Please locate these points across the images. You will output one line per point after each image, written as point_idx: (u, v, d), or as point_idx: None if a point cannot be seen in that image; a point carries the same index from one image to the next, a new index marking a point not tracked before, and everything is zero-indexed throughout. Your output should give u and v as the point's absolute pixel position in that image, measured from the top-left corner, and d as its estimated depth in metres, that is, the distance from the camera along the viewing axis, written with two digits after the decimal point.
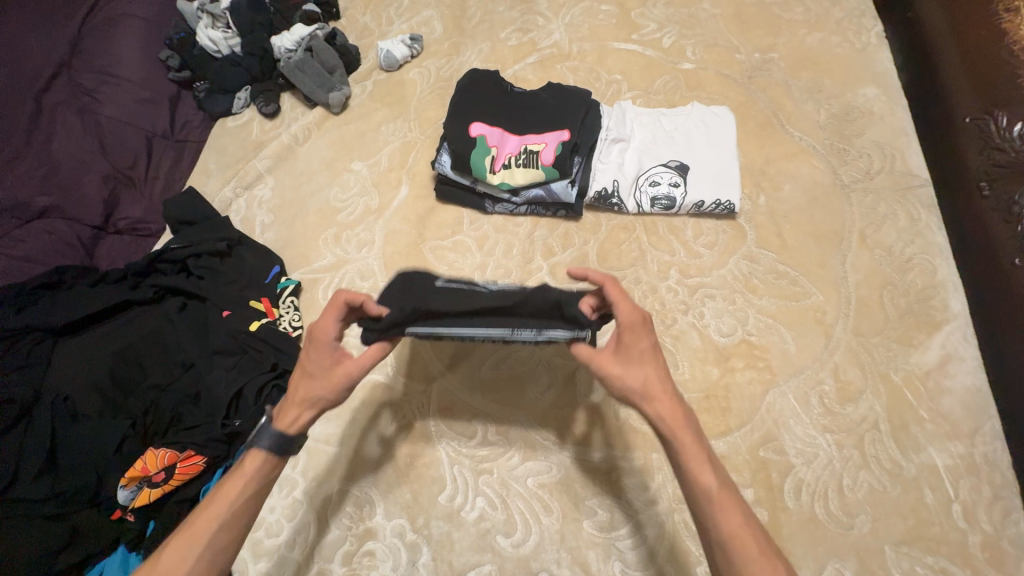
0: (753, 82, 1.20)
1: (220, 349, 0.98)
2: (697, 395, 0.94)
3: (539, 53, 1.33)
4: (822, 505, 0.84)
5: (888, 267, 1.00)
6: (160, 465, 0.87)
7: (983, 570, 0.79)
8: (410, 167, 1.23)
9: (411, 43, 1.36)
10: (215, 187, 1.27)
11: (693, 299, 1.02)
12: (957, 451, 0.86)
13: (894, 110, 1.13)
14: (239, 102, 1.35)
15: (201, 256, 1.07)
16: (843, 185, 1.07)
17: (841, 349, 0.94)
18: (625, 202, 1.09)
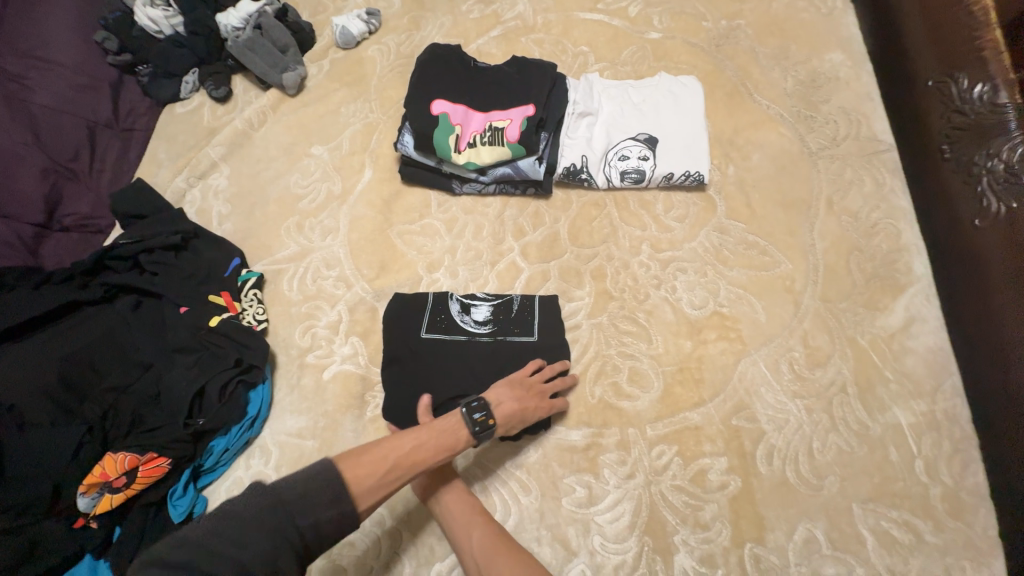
0: (720, 50, 1.18)
1: (179, 347, 0.93)
2: (671, 368, 0.95)
3: (503, 26, 1.28)
4: (793, 469, 0.86)
5: (854, 233, 1.00)
6: (121, 470, 0.84)
7: (944, 520, 0.82)
8: (373, 150, 1.18)
9: (368, 18, 1.29)
10: (166, 177, 1.21)
11: (665, 273, 1.02)
12: (920, 408, 0.88)
13: (859, 75, 1.13)
14: (186, 86, 1.27)
15: (153, 251, 1.02)
16: (810, 152, 1.07)
17: (810, 316, 0.95)
18: (595, 177, 1.07)
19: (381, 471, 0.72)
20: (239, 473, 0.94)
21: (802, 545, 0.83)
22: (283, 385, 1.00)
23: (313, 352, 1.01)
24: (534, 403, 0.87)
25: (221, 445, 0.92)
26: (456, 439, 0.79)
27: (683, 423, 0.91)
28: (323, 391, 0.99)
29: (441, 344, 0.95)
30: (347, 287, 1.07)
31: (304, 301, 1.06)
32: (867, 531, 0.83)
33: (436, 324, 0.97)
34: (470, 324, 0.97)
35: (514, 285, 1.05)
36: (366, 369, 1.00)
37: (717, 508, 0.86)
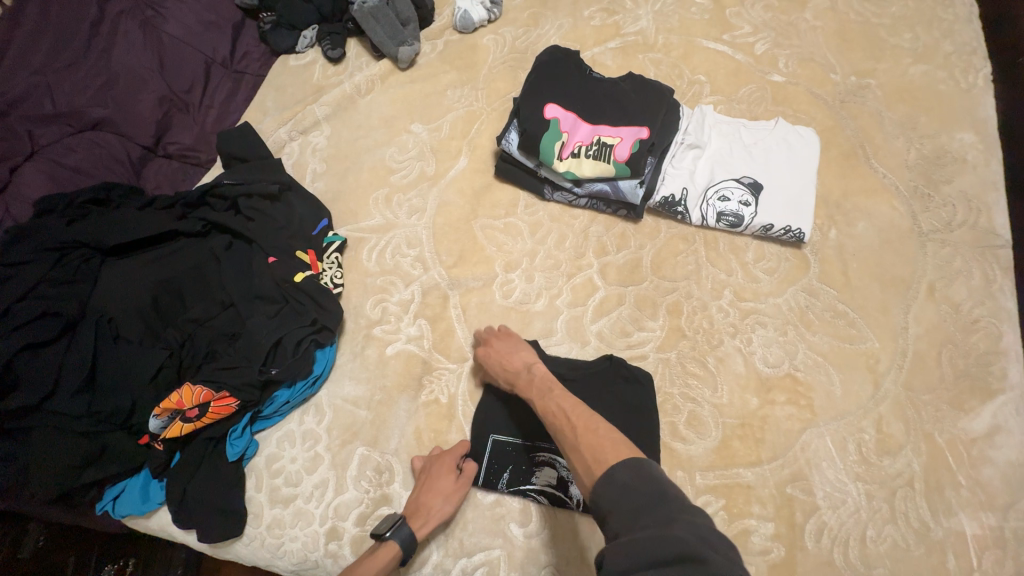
0: (844, 107, 1.14)
1: (262, 295, 0.96)
2: (732, 421, 0.93)
3: (622, 39, 1.27)
4: (841, 552, 0.84)
5: (951, 325, 0.96)
6: (195, 402, 0.86)
7: None
8: (472, 139, 1.19)
9: (491, 6, 1.29)
10: (270, 126, 1.24)
11: (743, 324, 1.00)
12: (988, 522, 0.84)
13: (989, 161, 1.07)
14: (304, 41, 1.29)
15: (252, 197, 1.05)
16: (919, 232, 1.02)
17: (888, 401, 0.91)
18: (690, 212, 1.05)
19: None
20: (292, 426, 0.97)
21: None
22: (347, 351, 1.02)
23: (381, 325, 1.03)
24: (438, 476, 0.88)
25: (284, 397, 0.94)
26: (378, 557, 0.81)
27: (735, 478, 0.89)
28: (385, 366, 1.00)
29: (542, 485, 0.90)
30: (424, 269, 1.08)
31: (381, 274, 1.08)
32: None
33: (530, 488, 0.90)
34: (535, 481, 0.91)
35: (587, 303, 1.04)
36: (429, 354, 1.01)
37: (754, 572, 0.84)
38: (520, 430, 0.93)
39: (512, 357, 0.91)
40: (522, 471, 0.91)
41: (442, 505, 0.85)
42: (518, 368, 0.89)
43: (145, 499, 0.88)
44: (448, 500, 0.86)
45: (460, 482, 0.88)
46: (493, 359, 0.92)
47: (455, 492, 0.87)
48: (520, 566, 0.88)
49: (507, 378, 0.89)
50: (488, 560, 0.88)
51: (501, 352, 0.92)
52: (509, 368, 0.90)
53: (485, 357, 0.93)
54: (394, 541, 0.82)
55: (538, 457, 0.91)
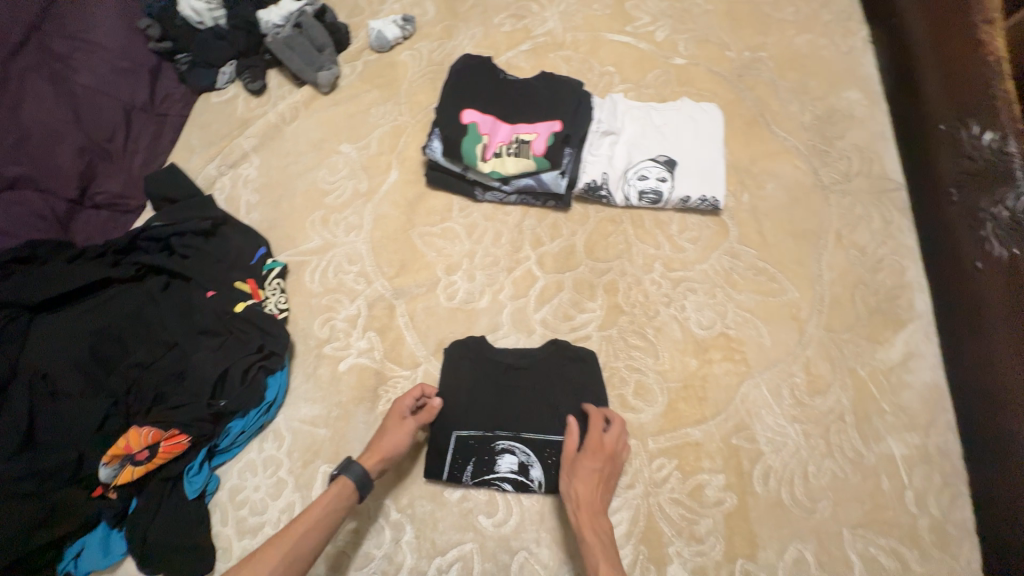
0: (742, 80, 1.23)
1: (204, 330, 0.96)
2: (676, 385, 0.98)
3: (533, 41, 1.33)
4: (788, 491, 0.89)
5: (860, 266, 1.04)
6: (143, 444, 0.86)
7: (930, 550, 0.85)
8: (400, 152, 1.22)
9: (404, 24, 1.34)
10: (198, 164, 1.24)
11: (676, 292, 1.06)
12: (913, 441, 0.91)
13: (874, 115, 1.18)
14: (224, 77, 1.31)
15: (185, 235, 1.06)
16: (822, 185, 1.11)
17: (813, 344, 0.98)
18: (614, 194, 1.11)
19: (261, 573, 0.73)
20: (251, 456, 0.97)
21: (792, 565, 0.85)
22: (300, 373, 1.03)
23: (331, 344, 1.04)
24: (387, 414, 0.91)
25: (239, 427, 0.94)
26: (331, 496, 0.82)
27: (684, 438, 0.94)
28: (338, 382, 1.01)
29: (505, 473, 0.93)
30: (367, 282, 1.10)
31: (325, 294, 1.09)
32: (855, 556, 0.85)
33: (493, 477, 0.92)
34: (497, 469, 0.93)
35: (529, 293, 1.08)
36: (382, 364, 1.03)
37: (712, 523, 0.88)
38: (481, 424, 0.94)
39: (598, 493, 0.85)
40: (484, 463, 0.93)
41: (393, 443, 0.88)
42: (593, 506, 0.84)
43: (106, 553, 0.87)
44: (396, 439, 0.88)
45: (407, 423, 0.90)
46: (582, 478, 0.85)
47: (402, 431, 0.89)
48: (492, 556, 0.90)
49: (580, 508, 0.84)
50: (461, 556, 0.90)
51: (592, 477, 0.86)
52: (585, 497, 0.84)
53: (576, 467, 0.86)
54: (345, 476, 0.83)
55: (497, 446, 0.93)
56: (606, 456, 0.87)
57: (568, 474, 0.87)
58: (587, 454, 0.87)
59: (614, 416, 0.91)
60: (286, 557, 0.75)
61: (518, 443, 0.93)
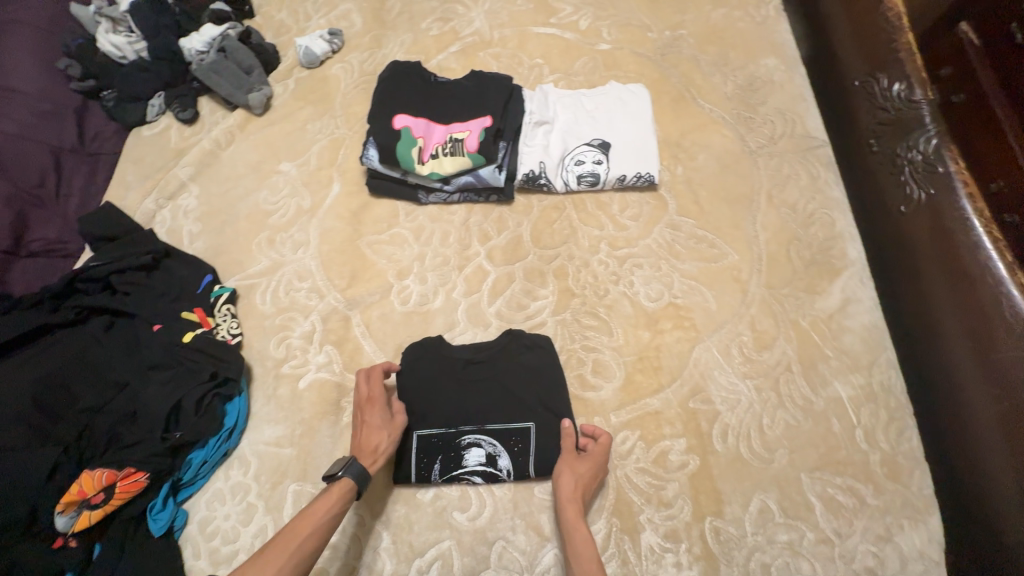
0: (665, 59, 1.27)
1: (153, 364, 0.96)
2: (632, 358, 1.01)
3: (461, 42, 1.35)
4: (746, 445, 0.92)
5: (793, 223, 1.08)
6: (98, 486, 0.84)
7: (883, 483, 0.90)
8: (340, 165, 1.22)
9: (330, 38, 1.34)
10: (135, 200, 1.22)
11: (623, 269, 1.08)
12: (857, 382, 0.96)
13: (792, 79, 1.24)
14: (153, 109, 1.29)
15: (125, 271, 1.04)
16: (750, 150, 1.16)
17: (756, 302, 1.02)
18: (553, 181, 1.13)
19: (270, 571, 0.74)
20: (218, 485, 0.96)
21: (757, 515, 0.88)
22: (259, 396, 1.02)
23: (289, 362, 1.04)
24: (372, 413, 0.92)
25: (200, 457, 0.93)
26: (336, 494, 0.83)
27: (644, 408, 0.97)
28: (300, 400, 1.01)
29: (474, 466, 0.94)
30: (320, 297, 1.10)
31: (278, 314, 1.08)
32: (815, 498, 0.89)
33: (463, 471, 0.94)
34: (466, 463, 0.94)
35: (481, 288, 1.09)
36: (342, 376, 1.03)
37: (679, 487, 0.91)
38: (440, 420, 0.96)
39: (590, 494, 0.88)
40: (452, 459, 0.94)
41: (388, 442, 0.90)
42: (584, 505, 0.87)
43: None
44: (389, 437, 0.91)
45: (395, 420, 0.93)
46: (579, 476, 0.88)
47: (392, 428, 0.92)
48: (471, 550, 0.91)
49: (573, 504, 0.86)
50: (440, 554, 0.90)
51: (588, 478, 0.89)
52: (577, 493, 0.87)
53: (575, 465, 0.90)
54: (347, 476, 0.84)
55: (463, 441, 0.95)
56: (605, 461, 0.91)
57: (565, 471, 0.90)
58: (588, 454, 0.91)
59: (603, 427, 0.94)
60: (295, 561, 0.76)
61: (483, 436, 0.95)
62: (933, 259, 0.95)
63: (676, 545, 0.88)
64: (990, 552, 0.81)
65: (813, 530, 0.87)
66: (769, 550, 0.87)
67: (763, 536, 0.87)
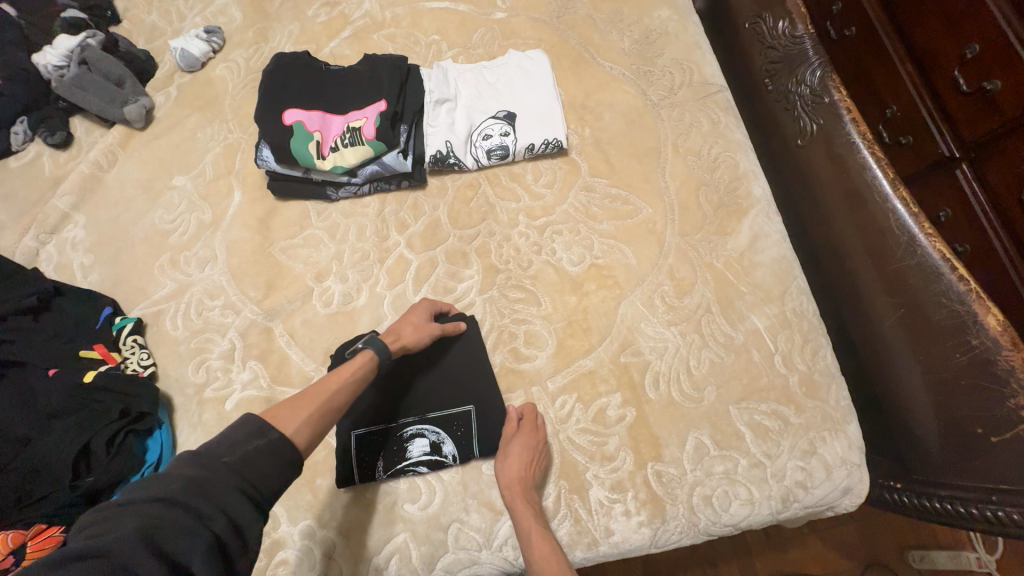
0: (562, 21, 1.25)
1: (54, 412, 0.89)
2: (561, 324, 1.02)
3: (352, 26, 1.28)
4: (677, 388, 0.96)
5: (700, 170, 1.11)
6: (4, 551, 0.77)
7: (804, 402, 0.95)
8: (239, 171, 1.15)
9: (208, 37, 1.25)
10: (13, 239, 1.12)
11: (543, 238, 1.08)
12: (772, 311, 1.00)
13: (687, 27, 1.24)
14: (17, 138, 1.17)
15: (8, 318, 0.95)
16: (652, 103, 1.17)
17: (673, 252, 1.05)
18: (463, 160, 1.10)
19: (306, 412, 0.74)
20: None
21: (694, 452, 0.92)
22: (185, 425, 0.97)
23: (211, 385, 0.99)
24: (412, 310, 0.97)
25: None
26: (358, 362, 0.85)
27: (579, 370, 0.98)
28: (228, 421, 0.97)
29: (418, 456, 0.93)
30: (236, 312, 1.04)
31: (192, 337, 1.03)
32: (744, 426, 0.94)
33: (407, 462, 0.93)
34: (411, 452, 0.93)
35: (405, 278, 1.07)
36: (271, 390, 0.99)
37: (619, 439, 0.94)
38: (377, 416, 0.95)
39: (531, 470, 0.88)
40: (396, 453, 0.93)
41: (415, 334, 0.93)
42: (524, 483, 0.87)
43: None
44: (420, 332, 0.94)
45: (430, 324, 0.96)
46: (511, 456, 0.88)
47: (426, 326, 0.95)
48: (427, 537, 0.90)
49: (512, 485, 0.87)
50: (396, 548, 0.89)
51: (523, 455, 0.88)
52: (516, 473, 0.87)
53: (507, 449, 0.89)
54: (371, 348, 0.87)
55: (405, 432, 0.94)
56: (538, 435, 0.91)
57: (500, 453, 0.90)
58: (518, 433, 0.91)
59: (529, 403, 0.95)
60: (322, 408, 0.76)
61: (428, 423, 0.95)
62: (833, 183, 1.00)
63: (623, 494, 0.91)
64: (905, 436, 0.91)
65: (745, 456, 0.92)
66: (708, 483, 0.91)
67: (701, 471, 0.92)
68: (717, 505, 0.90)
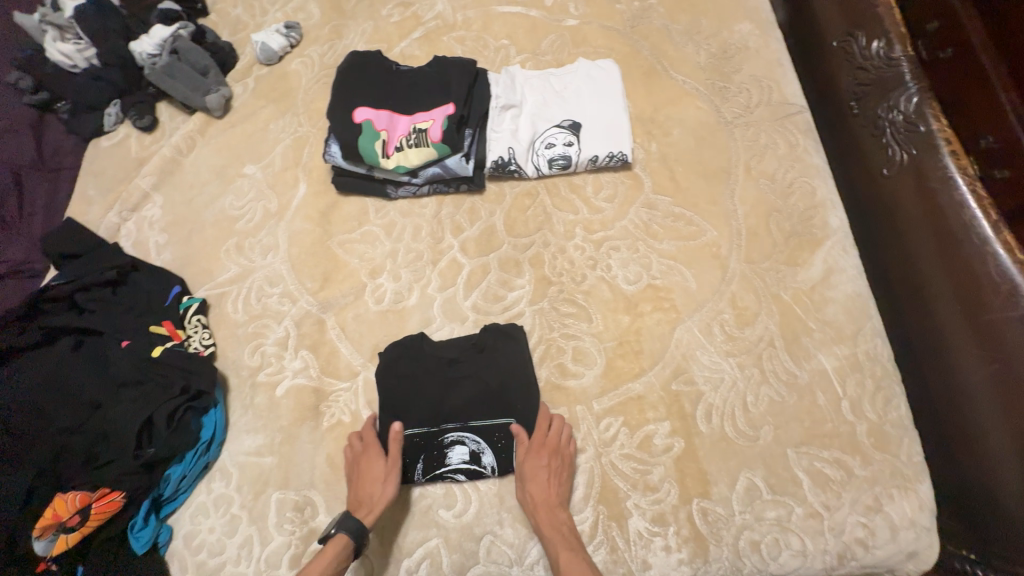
0: (635, 31, 1.22)
1: (124, 381, 0.94)
2: (612, 344, 0.99)
3: (423, 27, 1.30)
4: (730, 424, 0.91)
5: (772, 194, 1.06)
6: (73, 509, 0.83)
7: (871, 453, 0.89)
8: (306, 163, 1.19)
9: (288, 32, 1.29)
10: (98, 214, 1.19)
11: (600, 254, 1.05)
12: (843, 352, 0.94)
13: (769, 42, 1.19)
14: (110, 119, 1.25)
15: (89, 288, 1.02)
16: (726, 121, 1.12)
17: (737, 279, 1.00)
18: (524, 167, 1.09)
19: None
20: (201, 499, 0.95)
21: (744, 494, 0.87)
22: (237, 406, 1.01)
23: (264, 370, 1.02)
24: (370, 458, 0.90)
25: (178, 472, 0.92)
26: (329, 552, 0.82)
27: (627, 394, 0.95)
28: (278, 407, 0.99)
29: (456, 465, 0.92)
30: (292, 301, 1.07)
31: (250, 321, 1.06)
32: (802, 472, 0.88)
33: (445, 469, 0.92)
34: (450, 459, 0.93)
35: (456, 282, 1.07)
36: (319, 381, 1.01)
37: (664, 470, 0.90)
38: (420, 419, 0.95)
39: (550, 488, 0.87)
40: (435, 458, 0.93)
41: (383, 488, 0.87)
42: (546, 501, 0.86)
43: None
44: (388, 481, 0.88)
45: (390, 462, 0.89)
46: (524, 478, 0.87)
47: (391, 471, 0.89)
48: (459, 546, 0.89)
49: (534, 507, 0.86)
50: (427, 553, 0.89)
51: (536, 475, 0.87)
52: (535, 493, 0.87)
53: (522, 471, 0.89)
54: (343, 532, 0.83)
55: (446, 439, 0.94)
56: (551, 450, 0.89)
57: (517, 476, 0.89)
58: (527, 454, 0.89)
59: (557, 415, 0.92)
60: None
61: (469, 432, 0.94)
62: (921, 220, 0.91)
63: (664, 528, 0.87)
64: (983, 505, 0.82)
65: (800, 505, 0.86)
66: (758, 528, 0.86)
67: (751, 514, 0.87)
68: (765, 552, 0.85)
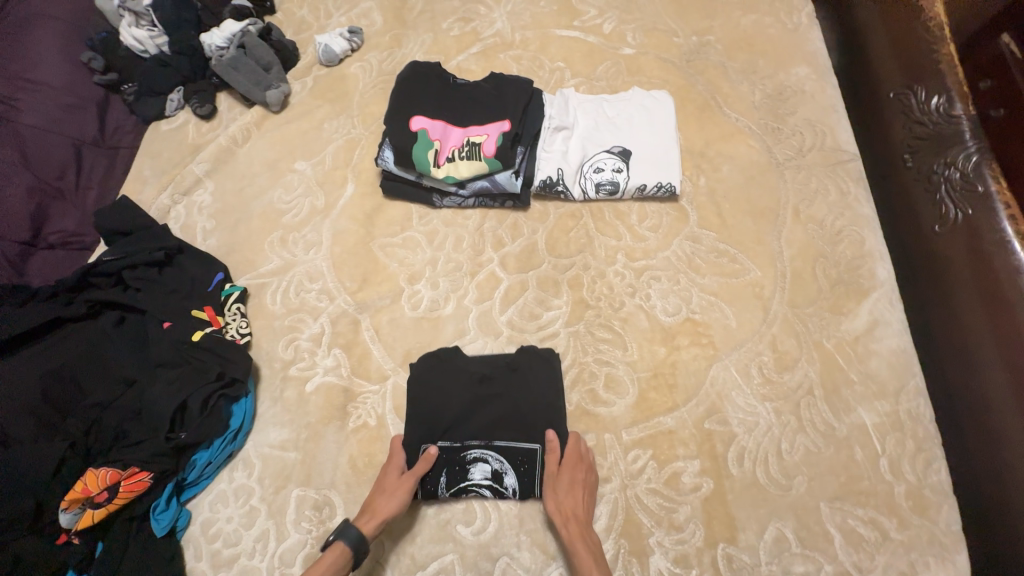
0: (691, 65, 1.23)
1: (161, 362, 0.95)
2: (645, 374, 0.98)
3: (482, 43, 1.32)
4: (763, 470, 0.89)
5: (820, 240, 1.05)
6: (102, 485, 0.84)
7: (907, 517, 0.86)
8: (355, 165, 1.21)
9: (350, 36, 1.33)
10: (151, 195, 1.23)
11: (640, 282, 1.05)
12: (883, 409, 0.92)
13: (824, 88, 1.19)
14: (172, 104, 1.29)
15: (136, 267, 1.03)
16: (777, 162, 1.12)
17: (778, 321, 0.98)
18: (571, 189, 1.10)
19: None
20: (222, 487, 0.95)
21: (773, 544, 0.85)
22: (266, 397, 1.02)
23: (296, 364, 1.03)
24: (387, 471, 0.90)
25: (204, 459, 0.93)
26: (327, 558, 0.81)
27: (657, 427, 0.93)
28: (306, 403, 1.00)
29: (478, 483, 0.91)
30: (330, 299, 1.08)
31: (287, 315, 1.08)
32: (834, 529, 0.85)
33: (467, 485, 0.91)
34: (473, 476, 0.91)
35: (493, 296, 1.07)
36: (349, 381, 1.01)
37: (691, 510, 0.88)
38: (446, 430, 0.94)
39: (581, 503, 0.87)
40: (459, 473, 0.92)
41: (389, 499, 0.86)
42: (576, 516, 0.85)
43: None
44: (394, 494, 0.87)
45: (405, 478, 0.89)
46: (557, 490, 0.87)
47: (402, 486, 0.88)
48: (474, 565, 0.88)
49: (565, 521, 0.85)
50: (442, 568, 0.88)
51: (570, 488, 0.87)
52: (567, 506, 0.86)
53: (554, 483, 0.88)
54: (342, 540, 0.82)
55: (471, 454, 0.93)
56: (585, 466, 0.90)
57: (546, 488, 0.88)
58: (561, 467, 0.89)
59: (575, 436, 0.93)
60: None
61: (495, 449, 0.93)
62: (975, 284, 0.86)
63: (686, 571, 0.85)
64: None
65: (831, 562, 0.84)
66: None
67: (778, 567, 0.84)
68: None
